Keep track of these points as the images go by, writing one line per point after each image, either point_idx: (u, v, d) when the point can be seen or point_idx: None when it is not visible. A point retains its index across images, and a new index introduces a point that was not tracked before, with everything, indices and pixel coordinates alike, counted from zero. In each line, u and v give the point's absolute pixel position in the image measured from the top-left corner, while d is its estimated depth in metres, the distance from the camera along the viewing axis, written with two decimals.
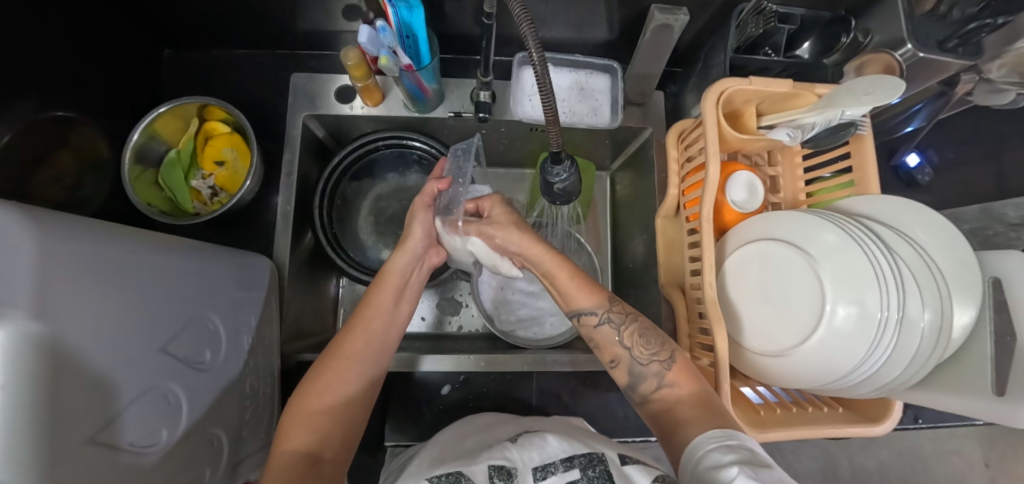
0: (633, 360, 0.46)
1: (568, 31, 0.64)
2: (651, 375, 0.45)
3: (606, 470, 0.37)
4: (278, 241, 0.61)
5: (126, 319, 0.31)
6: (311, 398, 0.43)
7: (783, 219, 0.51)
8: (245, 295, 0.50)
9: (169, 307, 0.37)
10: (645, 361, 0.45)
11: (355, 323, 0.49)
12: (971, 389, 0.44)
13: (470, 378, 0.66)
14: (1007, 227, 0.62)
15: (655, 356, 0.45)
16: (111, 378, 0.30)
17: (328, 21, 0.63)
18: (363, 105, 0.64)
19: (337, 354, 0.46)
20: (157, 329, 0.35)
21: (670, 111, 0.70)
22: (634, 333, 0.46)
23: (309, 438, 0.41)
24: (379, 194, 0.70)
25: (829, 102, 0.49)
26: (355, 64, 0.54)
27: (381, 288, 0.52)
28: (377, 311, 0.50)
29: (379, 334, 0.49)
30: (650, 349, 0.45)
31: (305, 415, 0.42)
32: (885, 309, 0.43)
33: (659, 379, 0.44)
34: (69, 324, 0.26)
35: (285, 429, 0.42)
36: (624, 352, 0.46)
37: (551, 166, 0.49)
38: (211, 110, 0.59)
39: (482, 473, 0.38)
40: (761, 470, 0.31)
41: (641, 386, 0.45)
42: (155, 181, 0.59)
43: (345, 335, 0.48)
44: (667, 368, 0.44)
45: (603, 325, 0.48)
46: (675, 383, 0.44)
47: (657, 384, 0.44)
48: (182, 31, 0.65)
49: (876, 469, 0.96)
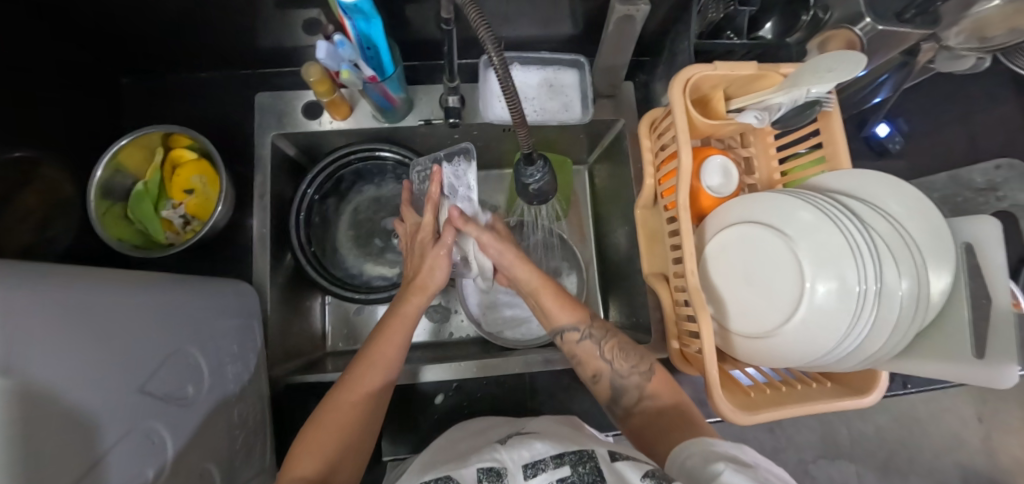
0: (615, 373, 0.50)
1: (533, 28, 0.63)
2: (632, 386, 0.50)
3: (596, 467, 0.38)
4: (257, 264, 0.60)
5: (103, 366, 0.31)
6: (320, 430, 0.43)
7: (760, 203, 0.52)
8: (224, 325, 0.49)
9: (144, 346, 0.36)
10: (626, 374, 0.50)
11: (365, 360, 0.49)
12: (953, 355, 0.45)
13: (463, 385, 0.65)
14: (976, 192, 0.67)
15: (635, 369, 0.50)
16: (94, 422, 0.29)
17: (288, 36, 0.62)
18: (332, 119, 0.63)
19: (351, 388, 0.47)
20: (134, 369, 0.34)
21: (642, 101, 0.70)
22: (615, 348, 0.51)
23: (316, 468, 0.41)
24: (358, 207, 0.69)
25: (795, 81, 0.49)
26: (318, 80, 0.53)
27: (394, 328, 0.51)
28: (391, 350, 0.50)
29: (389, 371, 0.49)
30: (630, 362, 0.51)
31: (314, 444, 0.43)
32: (863, 283, 0.44)
33: (641, 391, 0.49)
34: (48, 379, 0.25)
35: (293, 457, 0.42)
36: (605, 365, 0.51)
37: (524, 166, 0.46)
38: (177, 138, 0.58)
39: (471, 474, 0.38)
40: (746, 468, 0.34)
41: (623, 397, 0.50)
42: (125, 215, 0.58)
43: (356, 370, 0.48)
44: (648, 379, 0.50)
45: (585, 339, 0.52)
46: (655, 394, 0.49)
47: (639, 395, 0.49)
48: (138, 57, 0.63)
49: (874, 435, 1.00)
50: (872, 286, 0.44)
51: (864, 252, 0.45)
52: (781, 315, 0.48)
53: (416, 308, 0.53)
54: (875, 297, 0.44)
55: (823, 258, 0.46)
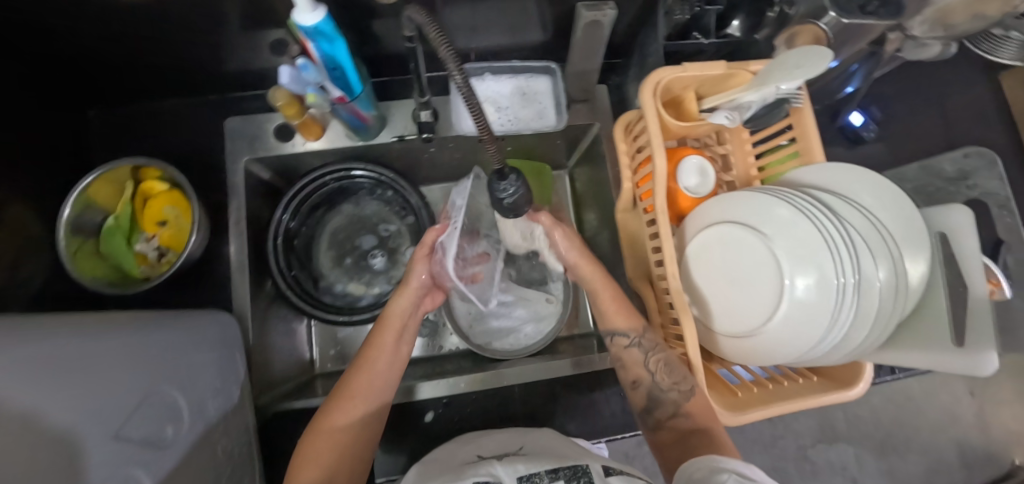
0: (655, 386, 0.52)
1: (502, 38, 0.63)
2: (669, 402, 0.51)
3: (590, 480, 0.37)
4: (236, 292, 0.59)
5: (75, 414, 0.30)
6: (321, 435, 0.45)
7: (738, 201, 0.51)
8: (201, 359, 0.48)
9: (117, 389, 0.35)
10: (666, 387, 0.51)
11: (364, 364, 0.51)
12: (935, 345, 0.45)
13: (452, 402, 0.62)
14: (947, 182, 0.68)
15: (675, 385, 0.50)
16: (70, 458, 0.28)
17: (254, 59, 0.61)
18: (305, 141, 0.62)
19: (348, 392, 0.48)
20: (109, 414, 0.33)
21: (617, 103, 0.70)
22: (660, 362, 0.52)
23: (318, 476, 0.42)
24: (337, 227, 0.68)
25: (764, 79, 0.49)
26: (286, 103, 0.52)
27: (386, 330, 0.53)
28: (382, 353, 0.52)
29: (386, 373, 0.51)
30: (672, 378, 0.50)
31: (314, 451, 0.44)
32: (842, 276, 0.44)
33: (676, 407, 0.50)
34: (15, 406, 0.24)
35: (294, 465, 0.44)
36: (648, 376, 0.53)
37: (498, 181, 0.46)
38: (147, 169, 0.57)
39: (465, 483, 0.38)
40: (748, 475, 0.36)
41: (658, 409, 0.52)
42: (98, 250, 0.57)
43: (351, 375, 0.50)
44: (686, 399, 0.50)
45: (632, 347, 0.55)
46: (690, 414, 0.50)
47: (672, 411, 0.51)
48: (102, 89, 0.62)
49: (870, 417, 1.03)
50: (851, 279, 0.44)
51: (841, 246, 0.45)
52: (764, 312, 0.48)
53: (407, 308, 0.56)
54: (856, 290, 0.44)
55: (799, 253, 0.46)
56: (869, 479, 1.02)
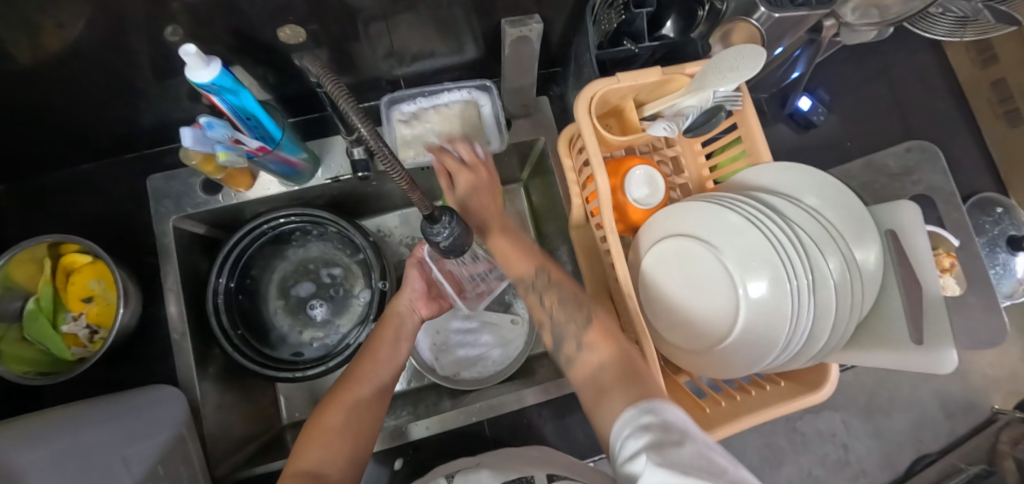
0: (552, 322, 0.46)
1: (432, 60, 0.60)
2: (569, 335, 0.45)
3: None
4: (181, 360, 0.56)
5: None
6: (327, 418, 0.46)
7: (686, 211, 0.49)
8: (142, 446, 0.44)
9: None
10: (562, 324, 0.45)
11: (367, 354, 0.52)
12: (894, 342, 0.44)
13: (422, 444, 0.59)
14: (892, 178, 0.71)
15: (571, 320, 0.45)
16: None
17: (169, 112, 0.57)
18: (235, 192, 0.58)
19: (354, 378, 0.49)
20: None
21: (561, 113, 0.68)
22: (554, 297, 0.46)
23: (317, 458, 0.42)
24: (284, 274, 0.66)
25: (700, 83, 0.47)
26: (201, 160, 0.48)
27: (385, 324, 0.55)
28: (386, 345, 0.53)
29: (389, 361, 0.52)
30: (568, 313, 0.45)
31: (317, 434, 0.44)
32: (795, 279, 0.43)
33: (579, 342, 0.44)
34: None
35: (300, 448, 0.44)
36: (547, 318, 0.47)
37: (430, 225, 0.43)
38: (66, 245, 0.53)
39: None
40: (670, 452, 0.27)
41: (563, 349, 0.45)
42: (22, 338, 0.52)
43: (354, 365, 0.51)
44: (583, 331, 0.44)
45: (530, 294, 0.48)
46: (593, 345, 0.43)
47: (578, 346, 0.44)
48: (3, 163, 0.57)
49: (853, 382, 1.05)
50: (804, 279, 0.43)
51: (790, 250, 0.43)
52: (725, 321, 0.47)
53: (407, 304, 0.57)
54: (810, 292, 0.43)
55: (750, 261, 0.45)
56: (858, 444, 1.04)
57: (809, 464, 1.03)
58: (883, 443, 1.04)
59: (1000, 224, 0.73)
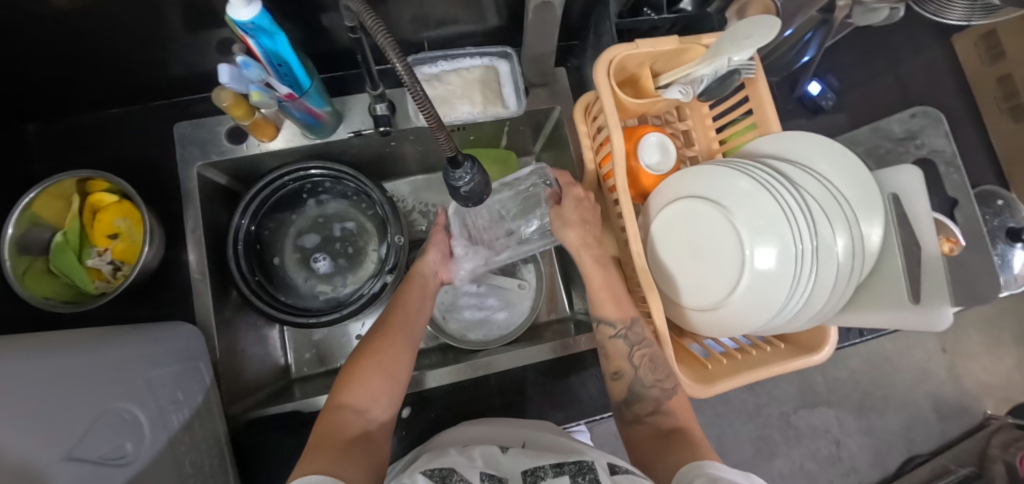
0: (636, 380, 0.50)
1: (457, 26, 0.62)
2: (650, 398, 0.50)
3: (595, 478, 0.36)
4: (199, 302, 0.57)
5: (25, 421, 0.29)
6: (363, 362, 0.47)
7: (697, 175, 0.51)
8: (165, 373, 0.46)
9: (75, 403, 0.34)
10: (648, 384, 0.50)
11: (398, 305, 0.55)
12: (892, 304, 0.45)
13: (429, 400, 0.61)
14: (899, 142, 0.73)
15: (659, 382, 0.49)
16: (33, 455, 0.28)
17: (200, 62, 0.59)
18: (259, 142, 0.60)
19: (388, 326, 0.51)
20: (63, 433, 0.32)
21: (577, 85, 0.70)
22: (644, 357, 0.50)
23: (363, 396, 0.44)
24: (302, 228, 0.67)
25: (716, 51, 0.48)
26: (232, 103, 0.50)
27: (415, 280, 0.59)
28: (417, 297, 0.57)
29: (420, 312, 0.55)
30: (656, 375, 0.49)
31: (357, 374, 0.46)
32: (801, 242, 0.44)
33: (658, 405, 0.49)
34: None
35: (340, 388, 0.45)
36: (630, 369, 0.51)
37: (452, 170, 0.44)
38: (94, 182, 0.55)
39: (475, 474, 0.38)
40: None
41: (636, 406, 0.50)
42: (48, 269, 0.54)
43: (390, 311, 0.54)
44: (666, 397, 0.49)
45: (617, 339, 0.52)
46: (670, 412, 0.49)
47: (654, 408, 0.49)
48: (39, 102, 0.59)
49: (849, 377, 1.06)
50: (810, 244, 0.44)
51: (798, 215, 0.45)
52: (729, 282, 0.48)
53: (432, 267, 0.61)
54: (814, 255, 0.44)
55: (759, 225, 0.46)
56: (850, 440, 1.06)
57: (801, 458, 1.05)
58: (874, 441, 1.06)
59: (1000, 216, 0.74)
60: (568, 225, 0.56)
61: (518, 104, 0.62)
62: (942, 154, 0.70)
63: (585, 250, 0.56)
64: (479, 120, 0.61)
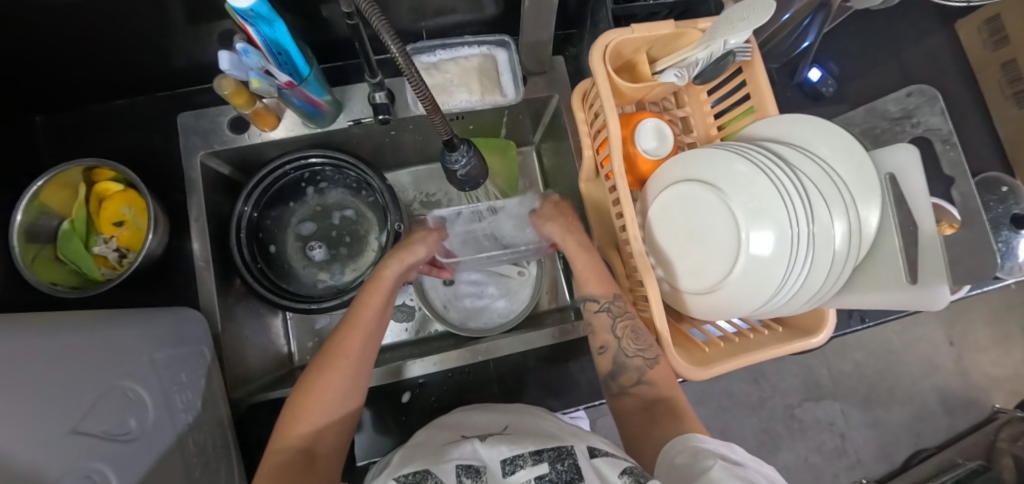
0: (620, 351, 0.51)
1: (455, 16, 0.63)
2: (633, 368, 0.50)
3: (575, 463, 0.37)
4: (203, 289, 0.58)
5: (32, 392, 0.30)
6: (310, 398, 0.46)
7: (696, 157, 0.52)
8: (168, 355, 0.47)
9: (81, 378, 0.35)
10: (630, 354, 0.50)
11: (346, 328, 0.50)
12: (889, 283, 0.45)
13: (428, 385, 0.61)
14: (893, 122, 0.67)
15: (641, 352, 0.50)
16: (39, 425, 0.29)
17: (203, 54, 0.60)
18: (261, 131, 0.61)
19: (337, 355, 0.48)
20: (69, 407, 0.33)
21: (575, 74, 0.70)
22: (627, 328, 0.51)
23: (303, 437, 0.44)
24: (304, 217, 0.68)
25: (711, 34, 0.49)
26: (233, 92, 0.51)
27: (374, 290, 0.53)
28: (370, 311, 0.52)
29: (370, 335, 0.51)
30: (637, 345, 0.50)
31: (301, 412, 0.45)
32: (795, 226, 0.44)
33: (640, 375, 0.50)
34: None
35: (286, 421, 0.45)
36: (613, 340, 0.51)
37: (448, 153, 0.44)
38: (100, 171, 0.56)
39: (450, 474, 0.36)
40: (739, 468, 0.33)
41: (620, 379, 0.51)
42: (56, 257, 0.55)
43: (341, 335, 0.50)
44: (648, 366, 0.49)
45: (602, 311, 0.53)
46: (652, 381, 0.49)
47: (637, 379, 0.50)
48: (48, 95, 0.60)
49: (853, 369, 1.05)
50: (804, 228, 0.44)
51: (796, 200, 0.45)
52: (725, 266, 0.48)
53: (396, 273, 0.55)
54: (809, 240, 0.45)
55: (755, 210, 0.46)
56: (855, 433, 1.05)
57: (806, 451, 1.04)
58: (879, 434, 1.05)
59: (1005, 203, 0.73)
60: (547, 219, 0.61)
61: (515, 92, 0.62)
62: (938, 133, 0.60)
63: (568, 235, 0.59)
64: (477, 107, 0.61)
